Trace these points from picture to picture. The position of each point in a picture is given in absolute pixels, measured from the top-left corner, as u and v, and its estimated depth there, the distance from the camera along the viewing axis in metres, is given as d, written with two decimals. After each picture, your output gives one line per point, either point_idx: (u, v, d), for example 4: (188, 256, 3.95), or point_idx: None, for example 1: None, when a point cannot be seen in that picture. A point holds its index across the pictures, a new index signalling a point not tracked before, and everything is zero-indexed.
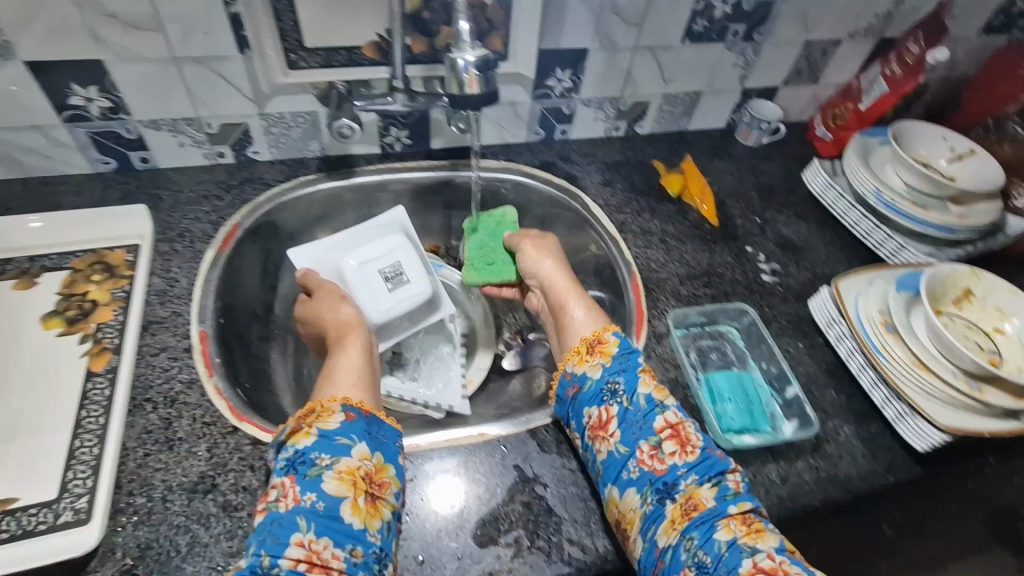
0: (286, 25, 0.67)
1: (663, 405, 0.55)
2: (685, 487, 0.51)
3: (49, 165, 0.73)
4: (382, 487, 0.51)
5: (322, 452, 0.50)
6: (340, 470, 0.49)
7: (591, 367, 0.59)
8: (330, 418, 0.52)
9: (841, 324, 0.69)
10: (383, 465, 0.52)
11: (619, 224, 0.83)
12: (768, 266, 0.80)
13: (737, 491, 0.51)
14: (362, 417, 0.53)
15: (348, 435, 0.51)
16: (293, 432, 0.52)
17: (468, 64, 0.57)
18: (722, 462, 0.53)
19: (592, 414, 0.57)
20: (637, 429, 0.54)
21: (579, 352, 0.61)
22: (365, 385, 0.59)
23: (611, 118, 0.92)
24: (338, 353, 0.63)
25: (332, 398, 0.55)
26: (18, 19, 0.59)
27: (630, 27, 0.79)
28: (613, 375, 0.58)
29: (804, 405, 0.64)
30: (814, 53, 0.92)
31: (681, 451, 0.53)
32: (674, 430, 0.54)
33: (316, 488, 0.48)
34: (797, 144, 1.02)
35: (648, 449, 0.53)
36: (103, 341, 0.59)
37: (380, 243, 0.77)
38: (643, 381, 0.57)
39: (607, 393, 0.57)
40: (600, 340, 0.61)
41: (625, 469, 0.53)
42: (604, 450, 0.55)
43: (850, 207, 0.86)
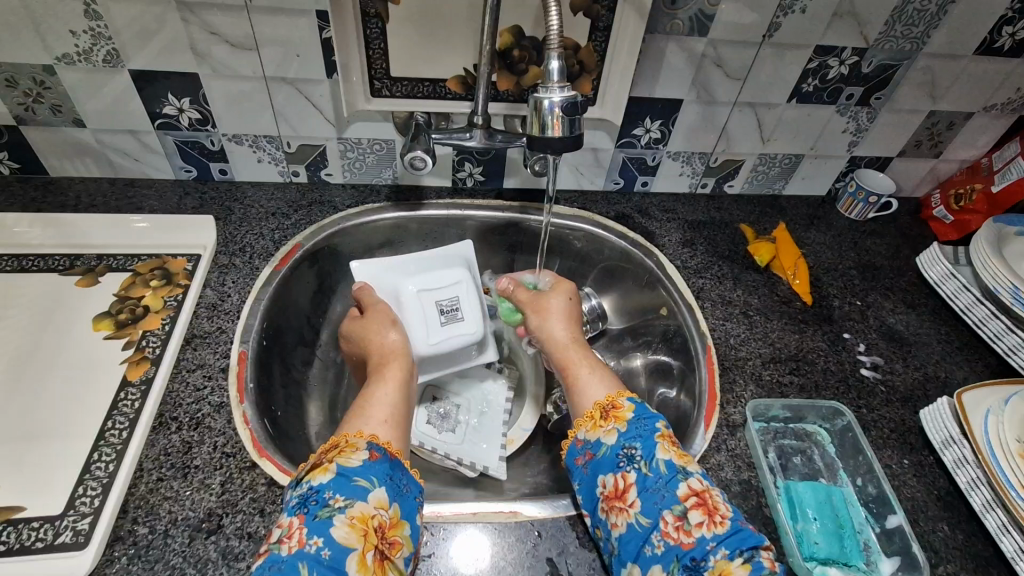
0: (375, 53, 0.66)
1: (686, 471, 0.48)
2: (715, 563, 0.43)
3: (137, 168, 0.76)
4: (394, 546, 0.44)
5: (337, 491, 0.44)
6: (353, 515, 0.43)
7: (605, 433, 0.52)
8: (352, 455, 0.47)
9: (963, 446, 0.57)
10: (400, 520, 0.46)
11: (696, 289, 0.75)
12: (869, 359, 0.69)
13: (774, 570, 0.42)
14: (386, 458, 0.48)
15: (368, 476, 0.46)
16: (313, 467, 0.47)
17: (552, 106, 0.52)
18: (756, 536, 0.44)
19: (607, 483, 0.50)
20: (659, 497, 0.47)
21: (592, 417, 0.54)
22: (395, 426, 0.54)
23: (698, 174, 0.86)
24: (374, 382, 0.59)
25: (359, 434, 0.50)
26: (128, 30, 0.61)
27: (732, 81, 0.73)
28: (629, 440, 0.51)
29: (910, 541, 0.52)
30: (939, 125, 0.82)
31: (709, 522, 0.45)
32: (701, 498, 0.46)
33: (324, 533, 0.42)
34: (909, 222, 0.91)
35: (673, 521, 0.45)
36: (145, 349, 0.58)
37: (443, 273, 0.73)
38: (662, 446, 0.50)
39: (623, 459, 0.50)
40: (613, 406, 0.54)
41: (648, 543, 0.45)
42: (621, 524, 0.47)
43: (976, 302, 0.73)
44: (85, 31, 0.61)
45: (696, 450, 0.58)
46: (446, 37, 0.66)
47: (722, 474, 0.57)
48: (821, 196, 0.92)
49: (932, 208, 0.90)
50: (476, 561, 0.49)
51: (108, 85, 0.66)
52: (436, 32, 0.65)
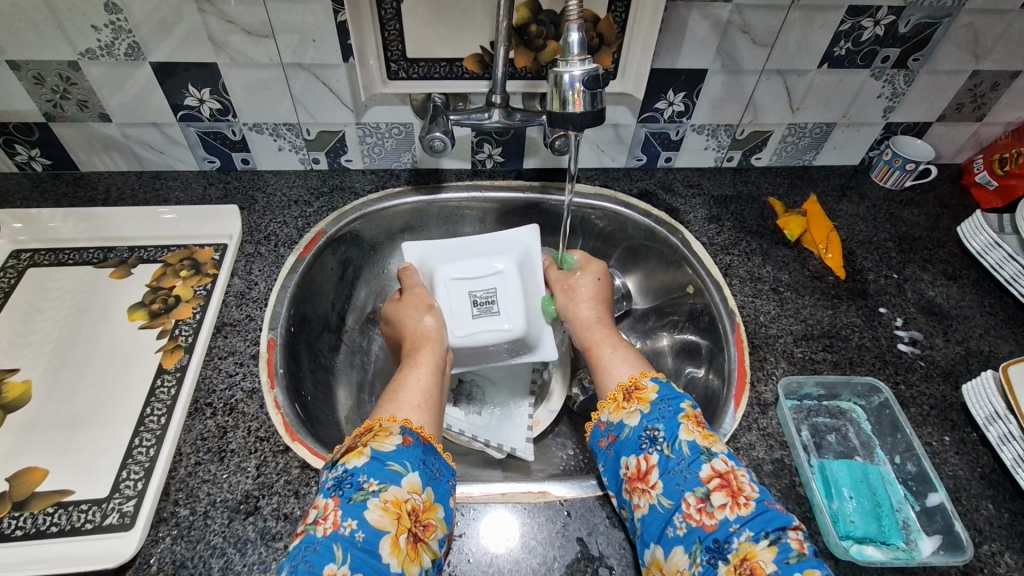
0: (391, 34, 0.65)
1: (710, 453, 0.48)
2: (739, 545, 0.42)
3: (162, 160, 0.77)
4: (428, 528, 0.45)
5: (371, 475, 0.45)
6: (386, 499, 0.44)
7: (628, 415, 0.52)
8: (386, 440, 0.48)
9: (1008, 422, 0.55)
10: (433, 503, 0.46)
11: (723, 266, 0.73)
12: (906, 334, 0.67)
13: (803, 552, 0.41)
14: (419, 443, 0.49)
15: (400, 461, 0.46)
16: (347, 450, 0.48)
17: (573, 81, 0.51)
18: (784, 516, 0.44)
19: (630, 465, 0.49)
20: (681, 479, 0.46)
21: (615, 399, 0.54)
22: (428, 411, 0.54)
23: (724, 148, 0.83)
24: (408, 366, 0.60)
25: (392, 418, 0.51)
26: (147, 22, 0.61)
27: (759, 48, 0.70)
28: (652, 422, 0.50)
29: (952, 519, 0.50)
30: (982, 86, 0.78)
31: (733, 503, 0.44)
32: (725, 479, 0.46)
33: (357, 515, 0.42)
34: (948, 190, 0.87)
35: (695, 502, 0.45)
36: (178, 338, 0.60)
37: (482, 264, 0.72)
38: (686, 427, 0.49)
39: (646, 441, 0.50)
40: (636, 387, 0.54)
41: (671, 525, 0.45)
42: (643, 505, 0.47)
43: (1022, 273, 0.70)
44: (106, 25, 0.61)
45: (725, 430, 0.57)
46: (462, 15, 0.64)
47: (753, 453, 0.56)
48: (854, 166, 0.89)
49: (975, 174, 0.85)
50: (506, 541, 0.50)
51: (130, 78, 0.67)
52: (451, 11, 0.64)
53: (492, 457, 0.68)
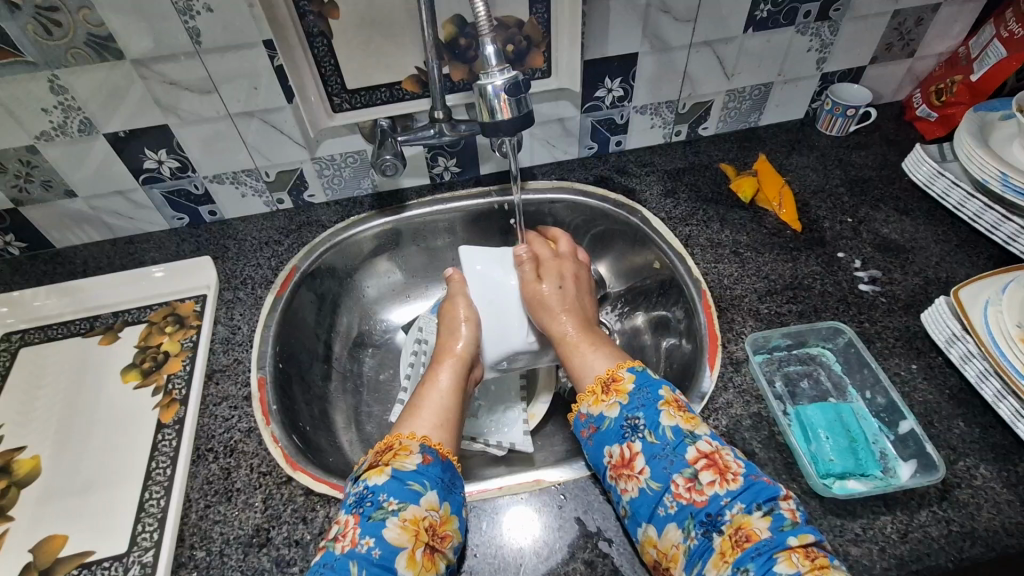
0: (327, 70, 0.68)
1: (694, 436, 0.50)
2: (732, 517, 0.45)
3: (133, 225, 0.80)
4: (443, 539, 0.47)
5: (392, 495, 0.47)
6: (406, 518, 0.46)
7: (608, 407, 0.54)
8: (407, 458, 0.50)
9: (967, 342, 0.58)
10: (449, 516, 0.49)
11: (684, 237, 0.76)
12: (866, 273, 0.69)
13: (795, 520, 0.44)
14: (438, 461, 0.51)
15: (420, 480, 0.49)
16: (368, 467, 0.50)
17: (497, 90, 0.55)
18: (772, 487, 0.46)
19: (615, 452, 0.51)
20: (668, 463, 0.49)
21: (594, 392, 0.56)
22: (448, 427, 0.56)
23: (670, 123, 0.86)
24: (431, 382, 0.61)
25: (411, 435, 0.53)
26: (95, 97, 0.64)
27: (683, 23, 0.73)
28: (632, 411, 0.53)
29: (923, 442, 0.53)
30: (906, 24, 0.80)
31: (721, 480, 0.47)
32: (710, 459, 0.48)
33: (376, 533, 0.45)
34: (892, 127, 0.89)
35: (684, 483, 0.47)
36: (173, 392, 0.63)
37: None
38: (667, 414, 0.51)
39: (628, 430, 0.52)
40: (615, 379, 0.56)
41: (661, 504, 0.47)
42: (631, 489, 0.49)
43: (968, 197, 0.72)
44: (56, 106, 0.64)
45: (704, 391, 0.60)
46: (391, 41, 0.67)
47: (732, 411, 0.58)
48: (799, 120, 0.91)
49: (915, 108, 0.88)
50: (509, 531, 0.52)
51: (88, 152, 0.69)
52: (381, 38, 0.66)
53: (494, 456, 0.70)
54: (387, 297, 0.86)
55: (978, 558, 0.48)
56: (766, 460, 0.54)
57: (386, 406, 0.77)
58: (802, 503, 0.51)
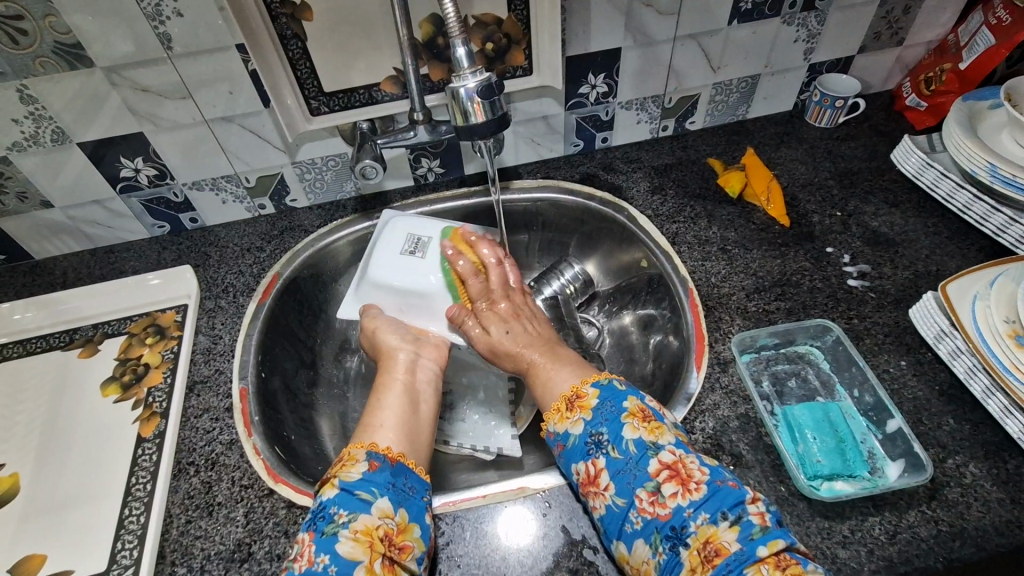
0: (303, 72, 0.67)
1: (656, 446, 0.49)
2: (697, 529, 0.44)
3: (113, 234, 0.78)
4: (405, 549, 0.46)
5: (341, 506, 0.47)
6: (356, 529, 0.45)
7: (573, 424, 0.52)
8: (352, 469, 0.49)
9: (955, 337, 0.57)
10: (408, 524, 0.47)
11: (670, 235, 0.75)
12: (855, 268, 0.69)
13: (764, 525, 0.43)
14: (387, 465, 0.50)
15: (369, 488, 0.48)
16: (321, 482, 0.49)
17: (470, 93, 0.53)
18: (737, 492, 0.45)
19: (581, 470, 0.50)
20: (631, 477, 0.47)
21: (560, 409, 0.54)
22: (405, 428, 0.55)
23: (657, 118, 0.85)
24: (378, 391, 0.59)
25: (362, 444, 0.52)
26: (66, 106, 0.63)
27: (666, 17, 0.71)
28: (596, 427, 0.51)
29: (912, 442, 0.52)
30: (894, 12, 0.79)
31: (684, 490, 0.46)
32: (673, 470, 0.47)
33: (330, 549, 0.44)
34: (882, 117, 0.88)
35: (647, 497, 0.46)
36: (153, 405, 0.62)
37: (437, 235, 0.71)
38: (631, 425, 0.50)
39: (592, 446, 0.50)
40: (578, 396, 0.54)
41: (628, 521, 0.46)
42: (599, 506, 0.48)
43: (958, 188, 0.71)
44: (26, 117, 0.62)
45: (691, 393, 0.59)
46: (367, 41, 0.66)
47: (719, 412, 0.57)
48: (788, 112, 0.90)
49: (905, 98, 0.87)
50: (493, 539, 0.52)
51: (64, 162, 0.68)
52: (358, 39, 0.65)
53: (482, 461, 0.69)
54: None
55: (968, 559, 0.47)
56: (754, 463, 0.54)
57: None
58: (789, 506, 0.51)
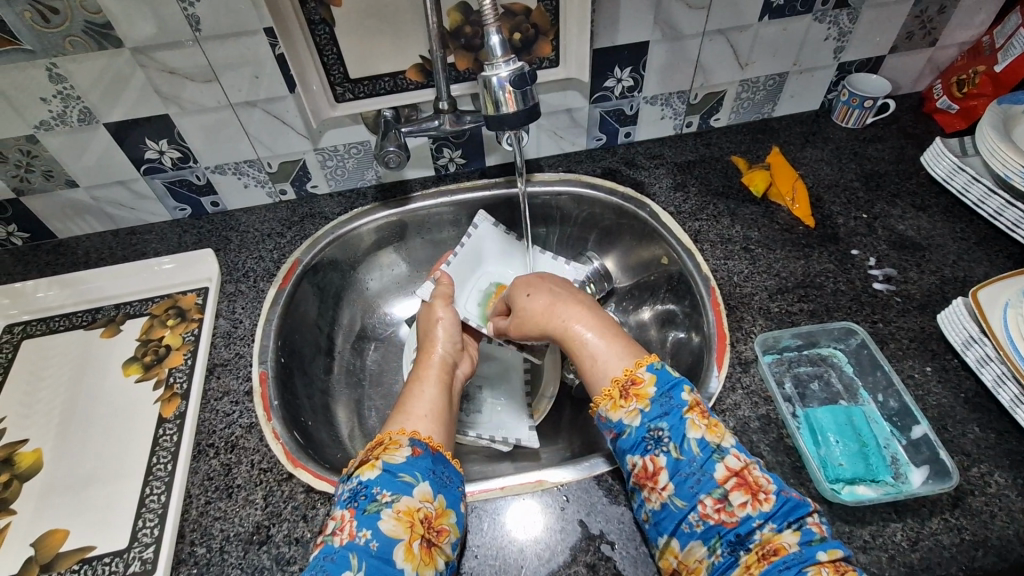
0: (329, 58, 0.66)
1: (722, 450, 0.47)
2: (761, 537, 0.44)
3: (135, 216, 0.79)
4: (440, 533, 0.46)
5: (384, 487, 0.46)
6: (399, 510, 0.45)
7: (628, 414, 0.50)
8: (396, 452, 0.49)
9: (984, 345, 0.56)
10: (444, 509, 0.48)
11: (693, 233, 0.74)
12: (880, 272, 0.68)
13: (822, 535, 0.44)
14: (428, 453, 0.50)
15: (411, 472, 0.48)
16: (361, 463, 0.49)
17: (503, 82, 0.53)
18: (802, 503, 0.45)
19: (636, 463, 0.49)
20: (694, 481, 0.46)
21: (611, 395, 0.52)
22: (438, 420, 0.54)
23: (681, 114, 0.84)
24: (413, 381, 0.58)
25: (401, 430, 0.51)
26: (94, 85, 0.63)
27: (696, 11, 0.70)
28: (654, 421, 0.49)
29: (937, 448, 0.52)
30: (929, 11, 0.77)
31: (753, 501, 0.45)
32: (741, 477, 0.46)
33: (372, 525, 0.44)
34: (911, 119, 0.86)
35: (713, 503, 0.45)
36: (174, 386, 0.62)
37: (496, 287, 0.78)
38: (693, 423, 0.48)
39: (651, 442, 0.49)
40: (634, 381, 0.51)
41: (686, 521, 0.46)
42: (655, 502, 0.48)
43: (989, 193, 0.70)
44: (55, 96, 0.63)
45: (711, 391, 0.59)
46: (395, 28, 0.65)
47: (740, 412, 0.57)
48: (814, 111, 0.89)
49: (935, 100, 0.85)
50: (511, 532, 0.52)
51: (89, 142, 0.68)
52: (385, 26, 0.65)
53: (497, 453, 0.69)
54: (391, 290, 0.85)
55: (991, 568, 0.47)
56: (774, 464, 0.53)
57: (389, 401, 0.77)
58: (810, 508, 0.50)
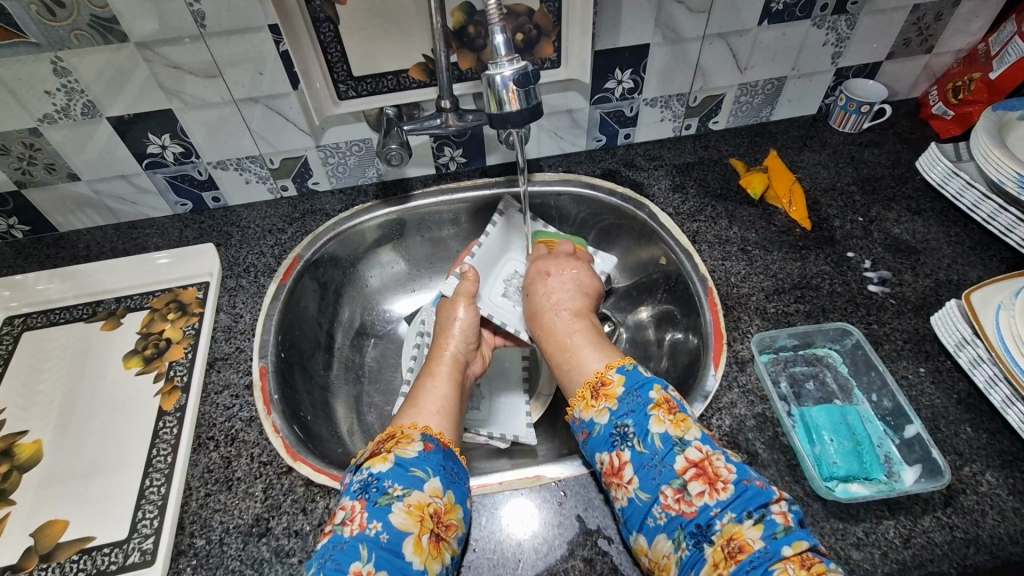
0: (333, 56, 0.67)
1: (682, 442, 0.49)
2: (723, 527, 0.44)
3: (136, 210, 0.79)
4: (449, 528, 0.47)
5: (396, 480, 0.47)
6: (410, 503, 0.46)
7: (598, 412, 0.53)
8: (409, 446, 0.49)
9: (977, 346, 0.57)
10: (454, 505, 0.48)
11: (691, 234, 0.75)
12: (875, 274, 0.68)
13: (788, 526, 0.43)
14: (439, 449, 0.50)
15: (423, 467, 0.48)
16: (372, 456, 0.50)
17: (506, 81, 0.53)
18: (764, 492, 0.45)
19: (604, 461, 0.51)
20: (657, 472, 0.48)
21: (584, 397, 0.54)
22: (449, 417, 0.55)
23: (681, 116, 0.85)
24: (424, 377, 0.59)
25: (413, 425, 0.52)
26: (98, 78, 0.63)
27: (697, 14, 0.71)
28: (621, 418, 0.51)
29: (929, 447, 0.53)
30: (925, 18, 0.78)
31: (711, 490, 0.46)
32: (700, 468, 0.47)
33: (383, 518, 0.45)
34: (907, 124, 0.87)
35: (672, 494, 0.46)
36: (174, 379, 0.63)
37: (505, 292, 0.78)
38: (656, 419, 0.50)
39: (618, 438, 0.50)
40: (603, 383, 0.54)
41: (650, 515, 0.46)
42: (622, 498, 0.49)
43: (983, 198, 0.71)
44: (59, 89, 0.63)
45: (708, 390, 0.59)
46: (399, 27, 0.66)
47: (736, 411, 0.58)
48: (811, 115, 0.90)
49: (931, 106, 0.86)
50: (509, 527, 0.52)
51: (92, 136, 0.68)
52: (389, 25, 0.65)
53: (495, 450, 0.69)
54: (390, 287, 0.85)
55: (982, 566, 0.47)
56: (770, 462, 0.54)
57: (388, 397, 0.77)
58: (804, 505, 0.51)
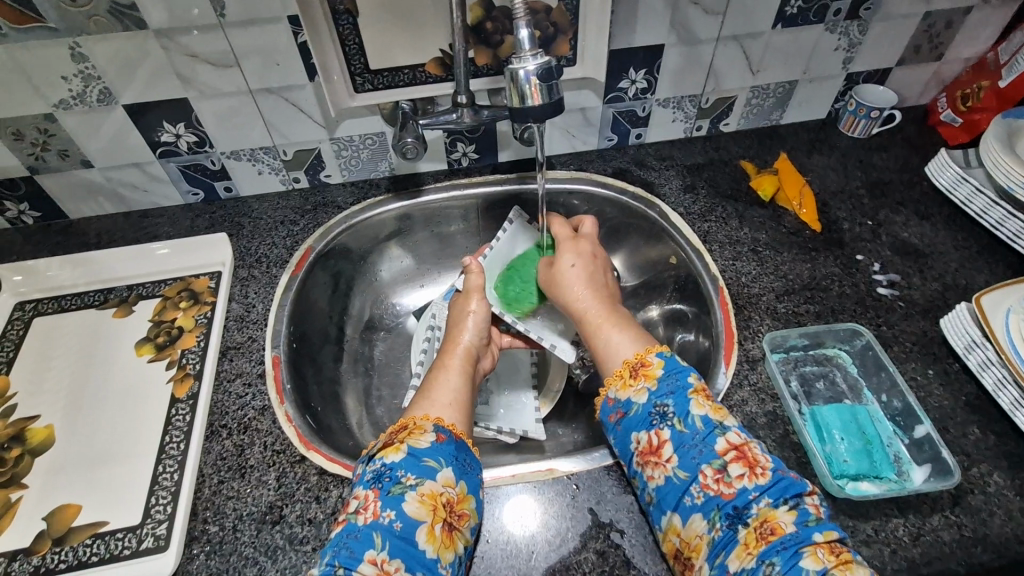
0: (351, 48, 0.67)
1: (723, 427, 0.49)
2: (758, 510, 0.44)
3: (148, 199, 0.79)
4: (461, 518, 0.47)
5: (408, 470, 0.47)
6: (423, 492, 0.46)
7: (636, 392, 0.53)
8: (421, 437, 0.49)
9: (986, 348, 0.58)
10: (466, 496, 0.48)
11: (702, 234, 0.75)
12: (884, 277, 0.69)
13: (819, 515, 0.44)
14: (452, 440, 0.50)
15: (436, 457, 0.48)
16: (384, 446, 0.50)
17: (528, 75, 0.54)
18: (797, 483, 0.46)
19: (641, 439, 0.51)
20: (697, 452, 0.48)
21: (622, 375, 0.55)
22: (461, 410, 0.55)
23: (692, 117, 0.85)
24: (438, 369, 0.60)
25: (426, 416, 0.52)
26: (115, 65, 0.63)
27: (712, 16, 0.71)
28: (661, 398, 0.52)
29: (939, 447, 0.53)
30: (936, 26, 0.79)
31: (750, 474, 0.46)
32: (740, 452, 0.47)
33: (396, 506, 0.45)
34: (915, 131, 0.88)
35: (713, 474, 0.47)
36: (186, 366, 0.63)
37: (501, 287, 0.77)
38: (696, 402, 0.50)
39: (657, 417, 0.51)
40: (643, 363, 0.55)
41: (688, 494, 0.47)
42: (658, 476, 0.49)
43: (991, 204, 0.72)
44: (75, 74, 0.63)
45: (719, 388, 0.60)
46: (416, 21, 0.66)
47: (747, 408, 0.58)
48: (821, 120, 0.90)
49: (940, 113, 0.87)
50: (522, 519, 0.52)
51: (106, 123, 0.68)
52: (407, 19, 0.65)
53: (504, 444, 0.70)
54: (400, 281, 0.86)
55: (989, 564, 0.48)
56: (780, 459, 0.54)
57: (396, 390, 0.78)
58: None
